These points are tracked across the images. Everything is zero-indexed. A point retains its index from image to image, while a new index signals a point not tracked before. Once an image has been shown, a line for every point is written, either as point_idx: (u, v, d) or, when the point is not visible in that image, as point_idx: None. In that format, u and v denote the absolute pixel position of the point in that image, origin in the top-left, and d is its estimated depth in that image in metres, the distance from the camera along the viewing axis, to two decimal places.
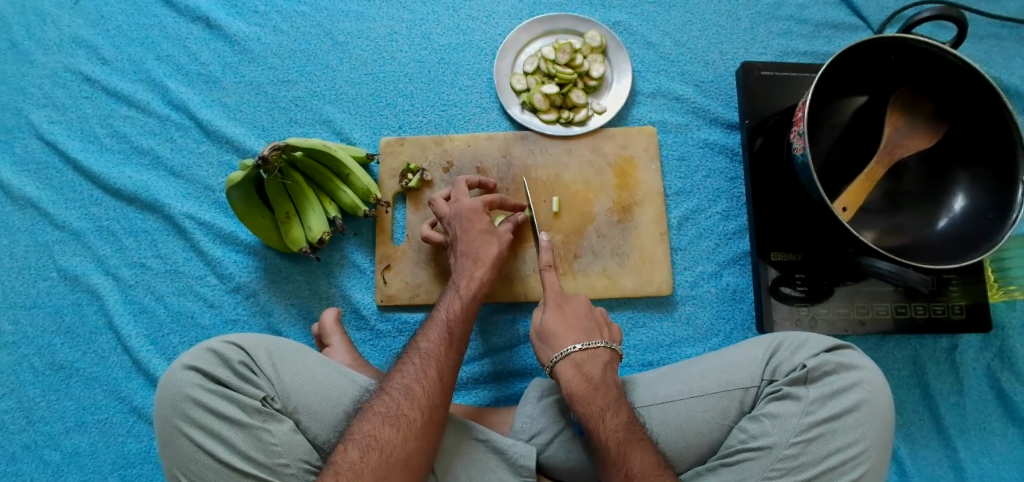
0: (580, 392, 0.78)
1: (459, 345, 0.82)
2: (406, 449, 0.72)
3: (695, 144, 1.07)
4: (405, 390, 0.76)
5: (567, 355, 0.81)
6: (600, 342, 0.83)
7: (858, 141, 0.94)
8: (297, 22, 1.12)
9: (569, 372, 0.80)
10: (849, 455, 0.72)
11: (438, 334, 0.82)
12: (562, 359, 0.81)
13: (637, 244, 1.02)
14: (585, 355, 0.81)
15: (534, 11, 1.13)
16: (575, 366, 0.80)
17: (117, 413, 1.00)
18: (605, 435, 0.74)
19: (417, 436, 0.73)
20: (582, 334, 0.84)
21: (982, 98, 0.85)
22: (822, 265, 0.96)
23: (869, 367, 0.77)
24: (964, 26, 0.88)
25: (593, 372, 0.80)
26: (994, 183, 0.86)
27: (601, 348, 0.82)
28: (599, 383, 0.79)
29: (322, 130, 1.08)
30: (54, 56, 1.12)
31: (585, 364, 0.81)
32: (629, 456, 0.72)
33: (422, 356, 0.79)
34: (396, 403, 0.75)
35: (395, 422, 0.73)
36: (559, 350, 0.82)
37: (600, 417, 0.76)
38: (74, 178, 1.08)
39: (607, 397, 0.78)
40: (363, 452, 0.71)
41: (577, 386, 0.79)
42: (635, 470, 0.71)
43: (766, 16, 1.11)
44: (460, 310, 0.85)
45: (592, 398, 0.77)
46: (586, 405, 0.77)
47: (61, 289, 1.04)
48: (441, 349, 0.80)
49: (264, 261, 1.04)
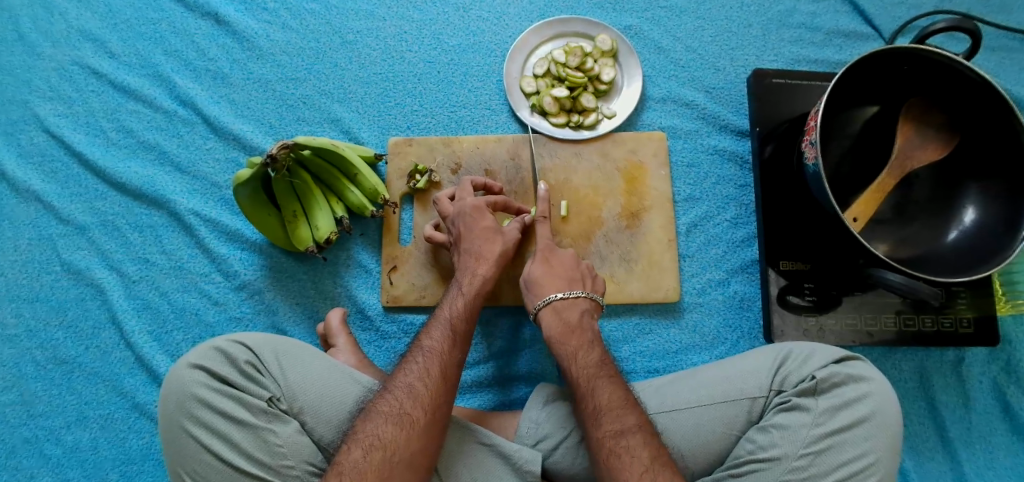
0: (557, 334, 0.84)
1: (462, 343, 0.82)
2: (409, 448, 0.72)
3: (705, 150, 1.07)
4: (409, 389, 0.76)
5: (548, 302, 0.86)
6: (581, 292, 0.87)
7: (870, 151, 0.93)
8: (306, 20, 1.12)
9: (550, 317, 0.85)
10: (857, 467, 0.71)
11: (441, 332, 0.82)
12: (544, 305, 0.86)
13: (644, 250, 1.01)
14: (565, 302, 0.86)
15: (545, 14, 1.12)
16: (555, 311, 0.85)
17: (118, 409, 0.99)
18: (576, 371, 0.80)
19: (420, 436, 0.73)
20: (564, 284, 0.88)
21: (995, 111, 0.84)
22: (830, 275, 0.95)
23: (878, 378, 0.76)
24: (979, 37, 0.87)
25: (571, 317, 0.85)
26: (1006, 197, 0.86)
27: (582, 297, 0.87)
28: (575, 326, 0.84)
29: (329, 129, 1.08)
30: (61, 48, 1.11)
31: (564, 309, 0.85)
32: (597, 390, 0.77)
33: (426, 355, 0.79)
34: (400, 401, 0.75)
35: (399, 422, 0.73)
36: (541, 299, 0.87)
37: (573, 355, 0.81)
38: (80, 172, 1.07)
39: (581, 338, 0.83)
40: (367, 451, 0.70)
41: (556, 329, 0.84)
42: (601, 403, 0.75)
43: (778, 24, 1.11)
44: (464, 310, 0.84)
45: (568, 339, 0.83)
46: (563, 344, 0.82)
47: (64, 283, 1.03)
48: (445, 348, 0.80)
49: (270, 259, 1.03)
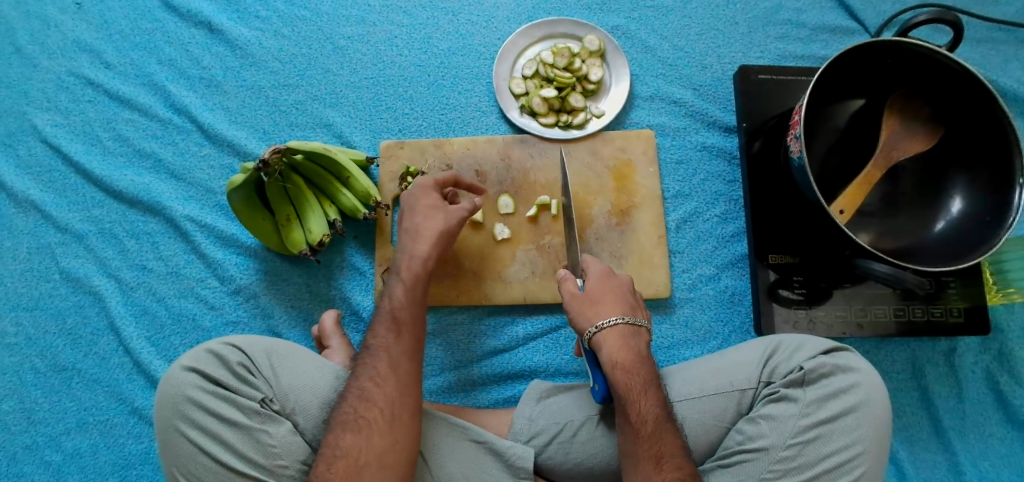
0: (624, 360, 0.77)
1: (412, 331, 0.83)
2: (373, 449, 0.72)
3: (693, 147, 1.08)
4: (362, 391, 0.76)
5: (613, 325, 0.79)
6: (642, 321, 0.82)
7: (855, 144, 0.94)
8: (297, 27, 1.13)
9: (613, 341, 0.78)
10: (844, 458, 0.72)
11: (383, 323, 0.82)
12: (607, 328, 0.79)
13: (635, 248, 1.02)
14: (631, 329, 0.79)
15: (533, 16, 1.13)
16: (620, 336, 0.78)
17: (117, 414, 1.00)
18: (643, 412, 0.73)
19: (383, 434, 0.73)
20: (625, 309, 0.82)
21: (979, 101, 0.85)
22: (819, 268, 0.96)
23: (865, 367, 0.77)
24: (961, 29, 0.87)
25: (637, 346, 0.79)
26: (991, 187, 0.86)
27: (643, 326, 0.81)
28: (642, 357, 0.78)
29: (322, 134, 1.09)
30: (58, 60, 1.13)
31: (631, 336, 0.79)
32: (663, 436, 0.72)
33: (374, 353, 0.79)
34: (354, 405, 0.74)
35: (356, 426, 0.73)
36: (602, 319, 0.79)
37: (640, 395, 0.74)
38: (77, 181, 1.09)
39: (647, 372, 0.77)
40: (330, 461, 0.70)
41: (622, 355, 0.77)
42: (665, 450, 0.71)
43: (764, 21, 1.12)
44: (407, 297, 0.85)
45: (637, 370, 0.76)
46: (630, 373, 0.76)
47: (63, 291, 1.05)
48: (392, 340, 0.80)
49: (265, 263, 1.04)
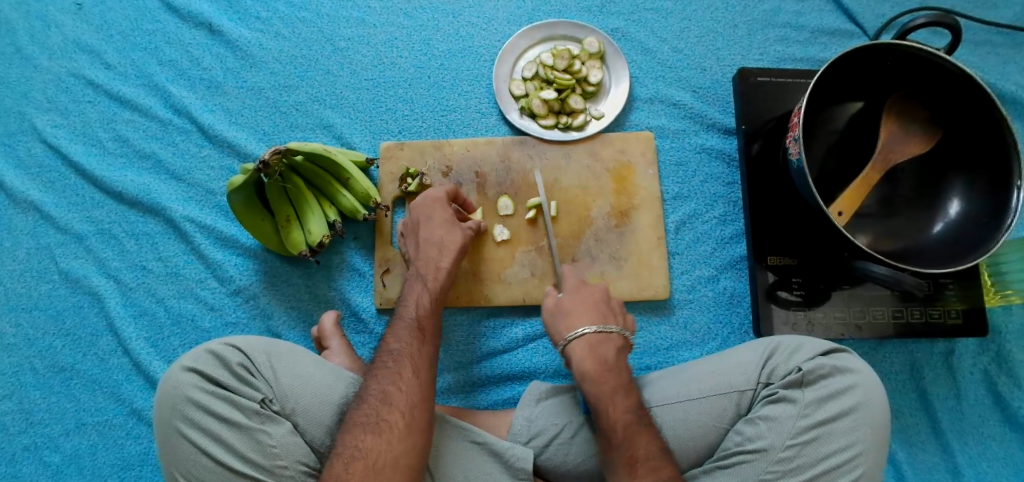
0: (593, 371, 0.78)
1: (433, 338, 0.84)
2: (393, 450, 0.72)
3: (692, 149, 1.08)
4: (383, 395, 0.76)
5: (580, 336, 0.81)
6: (614, 328, 0.83)
7: (854, 147, 0.94)
8: (298, 28, 1.14)
9: (582, 351, 0.80)
10: (843, 459, 0.72)
11: (407, 329, 0.83)
12: (575, 338, 0.81)
13: (634, 249, 1.02)
14: (599, 337, 0.81)
15: (533, 18, 1.14)
16: (589, 345, 0.80)
17: (116, 415, 1.00)
18: (614, 416, 0.74)
19: (402, 437, 0.73)
20: (597, 318, 0.84)
21: (977, 103, 0.85)
22: (817, 269, 0.96)
23: (864, 369, 0.77)
24: (959, 32, 0.88)
25: (607, 354, 0.80)
26: (989, 189, 0.86)
27: (616, 333, 0.82)
28: (612, 365, 0.79)
29: (322, 135, 1.09)
30: (58, 60, 1.13)
31: (600, 345, 0.81)
32: (636, 440, 0.72)
33: (396, 357, 0.80)
34: (374, 409, 0.75)
35: (376, 429, 0.73)
36: (572, 331, 0.82)
37: (612, 400, 0.76)
38: (77, 182, 1.09)
39: (619, 380, 0.78)
40: (348, 464, 0.70)
41: (590, 365, 0.79)
42: (639, 453, 0.71)
43: (763, 24, 1.12)
44: (430, 307, 0.87)
45: (604, 378, 0.77)
46: (597, 384, 0.77)
47: (62, 291, 1.05)
48: (415, 344, 0.82)
49: (265, 264, 1.05)
